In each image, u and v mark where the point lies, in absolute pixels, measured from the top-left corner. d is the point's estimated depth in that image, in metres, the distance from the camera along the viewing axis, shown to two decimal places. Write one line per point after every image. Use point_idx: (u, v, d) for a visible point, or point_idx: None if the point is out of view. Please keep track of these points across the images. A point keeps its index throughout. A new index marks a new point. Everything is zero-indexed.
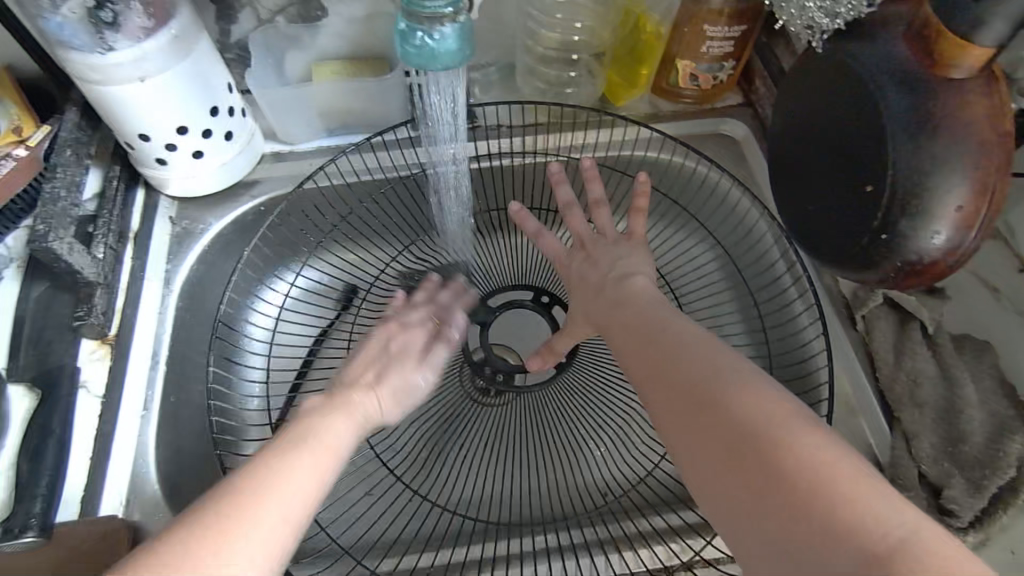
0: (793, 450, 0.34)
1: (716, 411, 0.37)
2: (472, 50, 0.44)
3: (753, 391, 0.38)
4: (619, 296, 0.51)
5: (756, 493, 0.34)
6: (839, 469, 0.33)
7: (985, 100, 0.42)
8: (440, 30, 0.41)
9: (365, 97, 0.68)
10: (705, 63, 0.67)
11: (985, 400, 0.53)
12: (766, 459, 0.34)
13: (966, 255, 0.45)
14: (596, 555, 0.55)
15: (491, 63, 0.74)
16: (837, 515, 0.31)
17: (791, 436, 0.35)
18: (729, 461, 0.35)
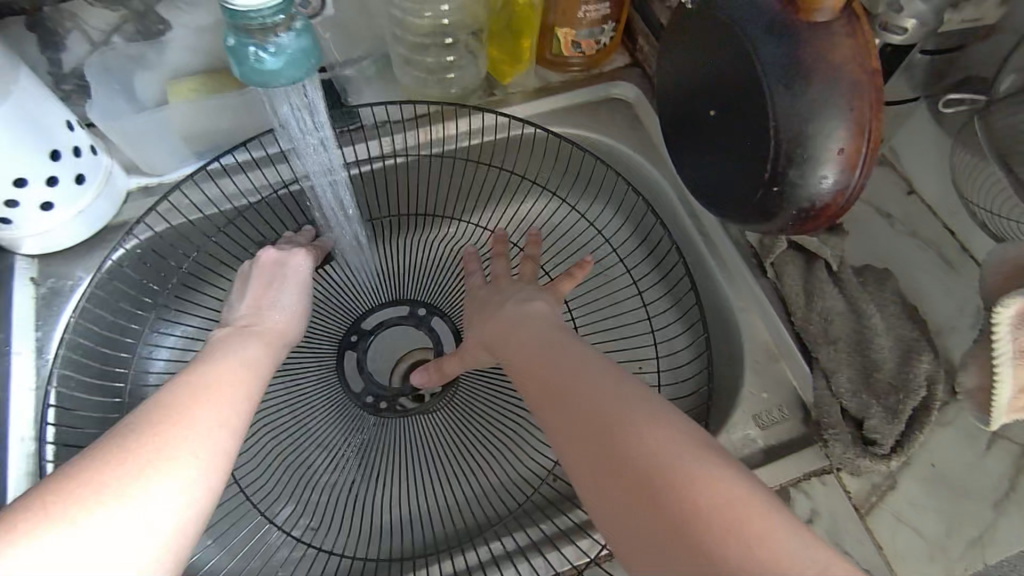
0: (706, 484, 0.31)
1: (624, 445, 0.34)
2: (319, 55, 0.40)
3: (659, 423, 0.34)
4: (520, 312, 0.50)
5: (664, 529, 0.30)
6: (718, 489, 0.30)
7: (850, 41, 0.42)
8: (275, 42, 0.37)
9: (231, 113, 0.63)
10: (585, 29, 0.65)
11: (893, 327, 0.55)
12: (650, 488, 0.32)
13: (854, 194, 0.45)
14: (507, 565, 0.52)
15: (364, 56, 0.69)
16: (741, 550, 0.28)
17: (704, 467, 0.31)
18: (632, 497, 0.32)
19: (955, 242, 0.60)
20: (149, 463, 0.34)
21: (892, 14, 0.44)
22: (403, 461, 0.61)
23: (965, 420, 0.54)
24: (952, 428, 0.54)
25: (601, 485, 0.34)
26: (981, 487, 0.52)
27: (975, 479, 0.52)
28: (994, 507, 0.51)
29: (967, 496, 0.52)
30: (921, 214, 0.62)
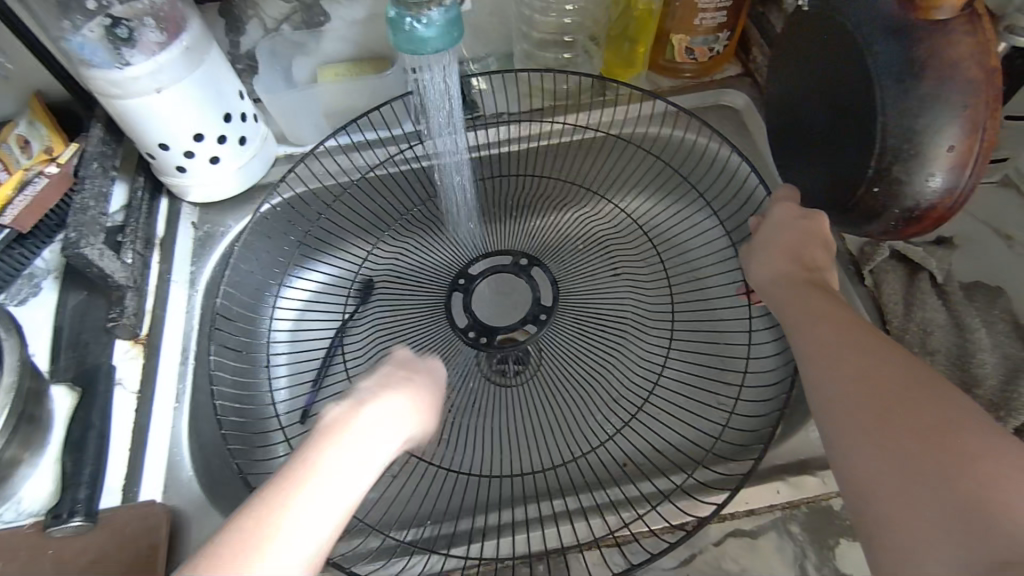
0: (967, 437, 0.32)
1: (914, 390, 0.35)
2: (461, 32, 0.45)
3: (920, 380, 0.35)
4: (812, 280, 0.49)
5: (931, 476, 0.31)
6: (1009, 474, 0.31)
7: (970, 38, 0.42)
8: (427, 15, 0.43)
9: (368, 95, 0.71)
10: (700, 36, 0.68)
11: (1000, 346, 0.54)
12: (955, 462, 0.31)
13: (963, 196, 0.45)
14: (562, 523, 0.54)
15: (489, 54, 0.75)
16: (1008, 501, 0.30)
17: (958, 417, 0.33)
18: (903, 446, 0.33)
19: None
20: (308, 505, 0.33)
21: (1018, 17, 0.45)
22: (486, 408, 0.63)
23: None
24: None
25: (880, 452, 0.34)
26: None
27: None
28: None
29: None
30: None
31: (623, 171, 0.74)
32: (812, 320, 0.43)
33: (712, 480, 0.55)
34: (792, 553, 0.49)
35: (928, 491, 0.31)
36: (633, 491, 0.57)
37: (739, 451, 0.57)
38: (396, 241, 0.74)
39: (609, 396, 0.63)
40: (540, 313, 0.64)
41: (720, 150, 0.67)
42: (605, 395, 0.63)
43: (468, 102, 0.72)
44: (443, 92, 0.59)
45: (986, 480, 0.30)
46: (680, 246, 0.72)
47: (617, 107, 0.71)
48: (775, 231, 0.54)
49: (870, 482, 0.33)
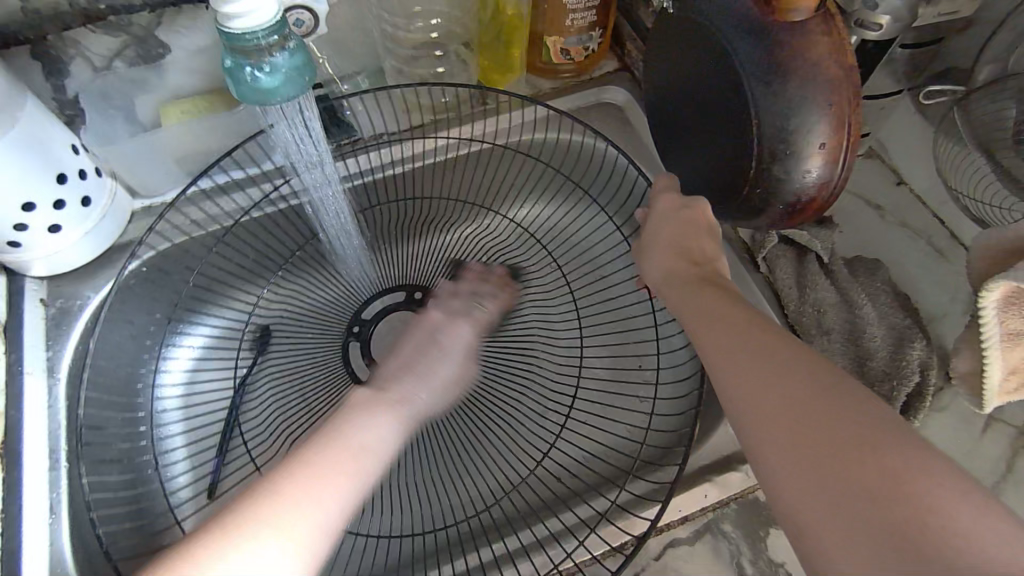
0: (894, 452, 0.31)
1: (836, 400, 0.34)
2: (310, 73, 0.43)
3: (852, 395, 0.34)
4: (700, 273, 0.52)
5: (861, 497, 0.30)
6: (941, 491, 0.29)
7: (825, 38, 0.43)
8: (268, 61, 0.41)
9: (224, 133, 0.64)
10: (573, 36, 0.66)
11: (886, 316, 0.57)
12: (883, 480, 0.30)
13: (838, 186, 0.47)
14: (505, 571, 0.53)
15: (358, 72, 0.69)
16: (944, 520, 0.28)
17: (886, 431, 0.32)
18: (830, 463, 0.32)
19: (945, 229, 0.62)
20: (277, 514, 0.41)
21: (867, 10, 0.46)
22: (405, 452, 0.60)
23: (958, 405, 0.56)
24: (945, 414, 0.55)
25: (801, 482, 0.32)
26: (979, 469, 0.53)
27: (972, 458, 0.54)
28: (992, 489, 0.53)
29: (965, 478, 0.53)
30: (911, 204, 0.64)
31: (514, 179, 0.72)
32: (722, 325, 0.43)
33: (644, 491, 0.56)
34: (729, 553, 0.51)
35: (861, 518, 0.30)
36: (569, 518, 0.56)
37: (662, 456, 0.58)
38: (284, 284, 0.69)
39: (529, 418, 0.62)
40: None
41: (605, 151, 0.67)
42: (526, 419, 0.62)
43: (342, 125, 0.66)
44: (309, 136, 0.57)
45: (918, 503, 0.29)
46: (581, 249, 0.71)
47: (499, 116, 0.69)
48: (658, 224, 0.56)
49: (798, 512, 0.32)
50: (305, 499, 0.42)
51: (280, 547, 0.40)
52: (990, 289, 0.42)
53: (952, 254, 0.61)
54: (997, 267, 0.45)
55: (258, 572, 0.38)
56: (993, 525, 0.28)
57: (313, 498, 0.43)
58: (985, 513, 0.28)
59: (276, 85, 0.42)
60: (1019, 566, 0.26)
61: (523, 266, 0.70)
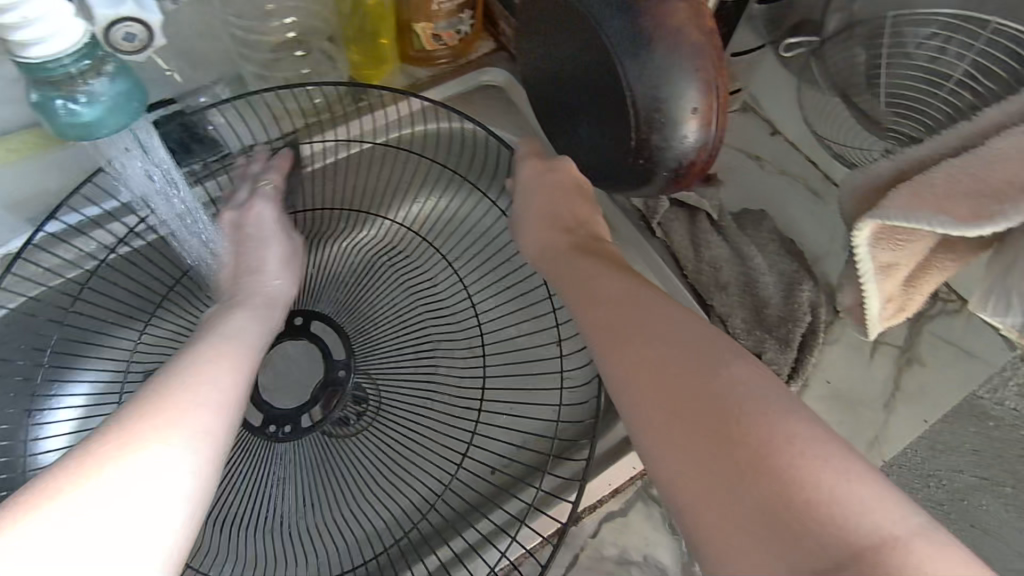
0: (777, 432, 0.32)
1: (714, 376, 0.35)
2: (135, 98, 0.43)
3: (732, 373, 0.35)
4: (579, 244, 0.55)
5: (737, 477, 0.31)
6: (811, 462, 0.31)
7: (684, 5, 0.44)
8: (83, 92, 0.40)
9: (61, 169, 0.57)
10: (442, 21, 0.64)
11: (776, 264, 0.60)
12: (760, 460, 0.31)
13: (714, 149, 0.48)
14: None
15: (216, 80, 0.63)
16: (817, 494, 0.30)
17: (770, 412, 0.33)
18: (717, 447, 0.33)
19: (818, 172, 0.66)
20: (153, 432, 0.41)
21: None
22: (333, 479, 0.60)
23: (848, 335, 0.60)
24: (838, 345, 0.59)
25: (685, 458, 0.33)
26: (872, 393, 0.58)
27: (865, 384, 0.58)
28: (884, 409, 0.57)
29: (860, 401, 0.58)
30: (786, 152, 0.67)
31: (400, 176, 0.68)
32: (614, 301, 0.43)
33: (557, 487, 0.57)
34: (661, 516, 0.53)
35: (739, 491, 0.31)
36: (487, 525, 0.57)
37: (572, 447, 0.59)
38: (165, 325, 0.63)
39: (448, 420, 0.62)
40: (338, 368, 0.61)
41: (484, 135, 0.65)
42: (438, 429, 0.62)
43: (209, 141, 0.62)
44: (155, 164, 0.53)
45: (790, 476, 0.31)
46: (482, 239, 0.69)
47: (374, 113, 0.65)
48: (529, 193, 0.59)
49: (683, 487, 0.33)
50: (199, 416, 0.43)
51: (171, 465, 0.40)
52: (862, 228, 0.45)
53: (826, 196, 0.65)
54: (863, 207, 0.48)
55: (149, 476, 0.39)
56: (858, 493, 0.30)
57: (207, 397, 0.45)
58: (849, 479, 0.30)
59: (97, 115, 0.41)
60: (880, 530, 0.29)
61: (417, 268, 0.68)
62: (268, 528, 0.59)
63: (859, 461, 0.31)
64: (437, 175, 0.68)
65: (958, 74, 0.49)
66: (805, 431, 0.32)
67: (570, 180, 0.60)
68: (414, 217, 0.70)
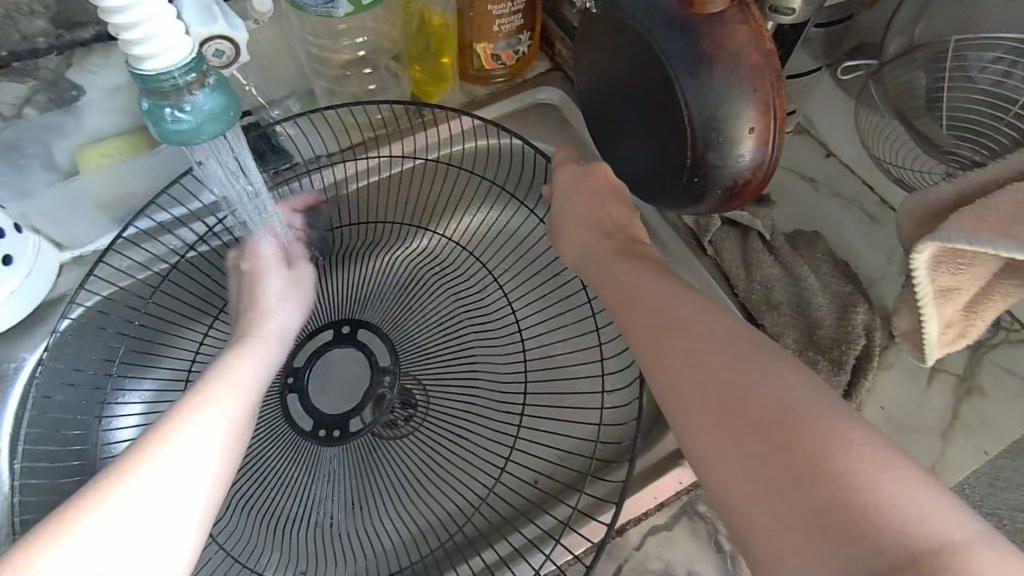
0: (828, 432, 0.32)
1: (760, 379, 0.35)
2: (233, 110, 0.45)
3: (781, 378, 0.35)
4: (617, 245, 0.55)
5: (791, 478, 0.32)
6: (861, 464, 0.31)
7: (745, 26, 0.44)
8: (189, 102, 0.43)
9: (149, 175, 0.62)
10: (502, 41, 0.67)
11: (829, 285, 0.60)
12: (807, 459, 0.32)
13: (770, 168, 0.48)
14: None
15: (289, 95, 0.68)
16: (874, 498, 0.30)
17: (823, 413, 0.33)
18: (768, 450, 0.33)
19: (875, 195, 0.66)
20: (182, 440, 0.44)
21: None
22: (377, 481, 0.62)
23: (904, 360, 0.58)
24: (893, 370, 0.58)
25: (731, 465, 0.34)
26: (929, 421, 0.56)
27: (922, 411, 0.57)
28: (942, 438, 0.56)
29: (917, 429, 0.56)
30: (841, 174, 0.67)
31: (451, 189, 0.70)
32: (658, 311, 0.44)
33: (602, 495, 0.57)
34: (706, 532, 0.53)
35: (794, 492, 0.31)
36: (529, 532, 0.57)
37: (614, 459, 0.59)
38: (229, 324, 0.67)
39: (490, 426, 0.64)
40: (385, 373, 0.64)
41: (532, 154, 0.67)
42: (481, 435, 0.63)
43: (279, 152, 0.65)
44: (233, 173, 0.56)
45: (841, 482, 0.30)
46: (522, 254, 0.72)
47: (432, 128, 0.68)
48: (566, 198, 0.61)
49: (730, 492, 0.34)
50: (224, 425, 0.47)
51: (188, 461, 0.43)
52: (921, 251, 0.44)
53: (883, 219, 0.64)
54: (923, 229, 0.48)
55: (169, 480, 0.41)
56: (925, 503, 0.30)
57: (233, 414, 0.48)
58: (903, 482, 0.30)
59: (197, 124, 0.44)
60: (945, 540, 0.29)
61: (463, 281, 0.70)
62: (314, 529, 0.60)
63: (916, 468, 0.31)
64: (487, 191, 0.71)
65: (1022, 100, 0.48)
66: (849, 432, 0.32)
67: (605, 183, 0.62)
68: (462, 229, 0.73)
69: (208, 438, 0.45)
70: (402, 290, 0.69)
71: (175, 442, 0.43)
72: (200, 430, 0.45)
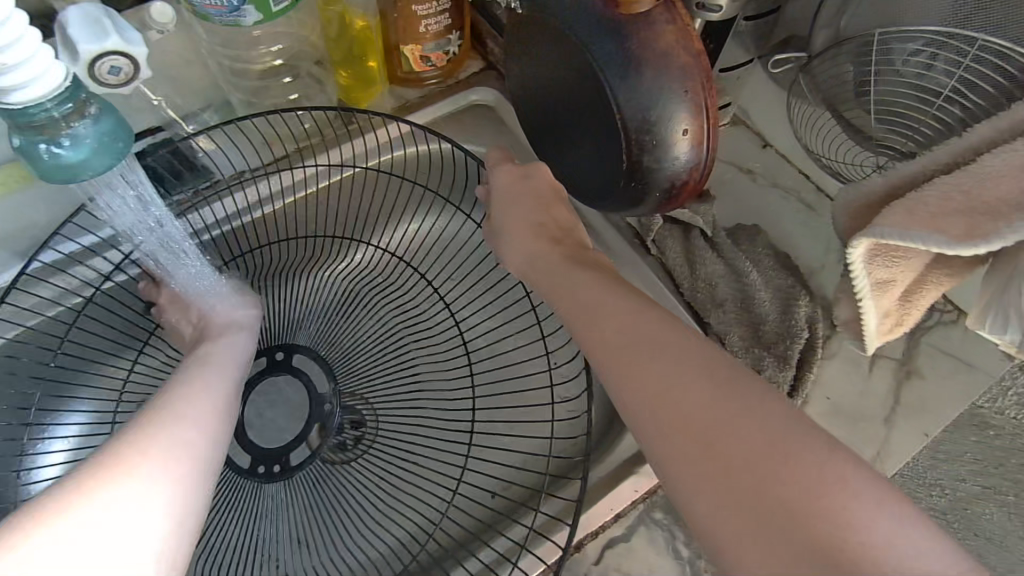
0: (790, 455, 0.33)
1: (715, 395, 0.36)
2: (123, 140, 0.42)
3: (734, 396, 0.36)
4: (565, 253, 0.54)
5: (756, 504, 0.32)
6: (849, 496, 0.31)
7: (671, 27, 0.43)
8: (68, 135, 0.39)
9: (50, 204, 0.57)
10: (430, 42, 0.64)
11: (771, 279, 0.60)
12: (777, 487, 0.32)
13: (707, 168, 0.47)
14: None
15: (205, 107, 0.63)
16: (836, 522, 0.31)
17: (781, 434, 0.34)
18: (733, 475, 0.33)
19: (811, 185, 0.66)
20: (123, 483, 0.39)
21: None
22: (330, 510, 0.60)
23: (846, 349, 0.59)
24: (836, 360, 0.59)
25: (721, 498, 0.33)
26: (872, 408, 0.57)
27: (866, 398, 0.58)
28: (885, 423, 0.57)
29: (861, 416, 0.57)
30: (778, 165, 0.67)
31: (384, 200, 0.67)
32: (609, 330, 0.43)
33: (558, 511, 0.55)
34: (663, 540, 0.52)
35: (766, 516, 0.32)
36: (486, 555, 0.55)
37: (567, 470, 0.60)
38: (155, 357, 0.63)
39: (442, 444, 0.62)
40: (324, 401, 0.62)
41: (463, 157, 0.65)
42: (434, 452, 0.62)
43: (197, 169, 0.61)
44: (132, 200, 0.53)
45: (839, 519, 0.31)
46: (466, 263, 0.70)
47: (358, 139, 0.65)
48: (507, 202, 0.59)
49: (719, 527, 0.33)
50: (175, 467, 0.42)
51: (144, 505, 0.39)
52: (856, 247, 0.44)
53: (819, 208, 0.65)
54: (857, 222, 0.48)
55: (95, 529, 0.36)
56: (878, 520, 0.31)
57: (184, 458, 0.43)
58: (880, 510, 0.31)
59: (81, 159, 0.41)
60: (915, 563, 0.30)
61: (403, 295, 0.69)
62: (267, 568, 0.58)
63: (886, 489, 0.32)
64: (422, 198, 0.68)
65: (949, 91, 0.49)
66: (833, 459, 0.33)
67: (544, 185, 0.61)
68: (402, 240, 0.70)
69: (159, 498, 0.40)
70: (339, 309, 0.67)
71: (114, 483, 0.39)
72: (140, 476, 0.40)
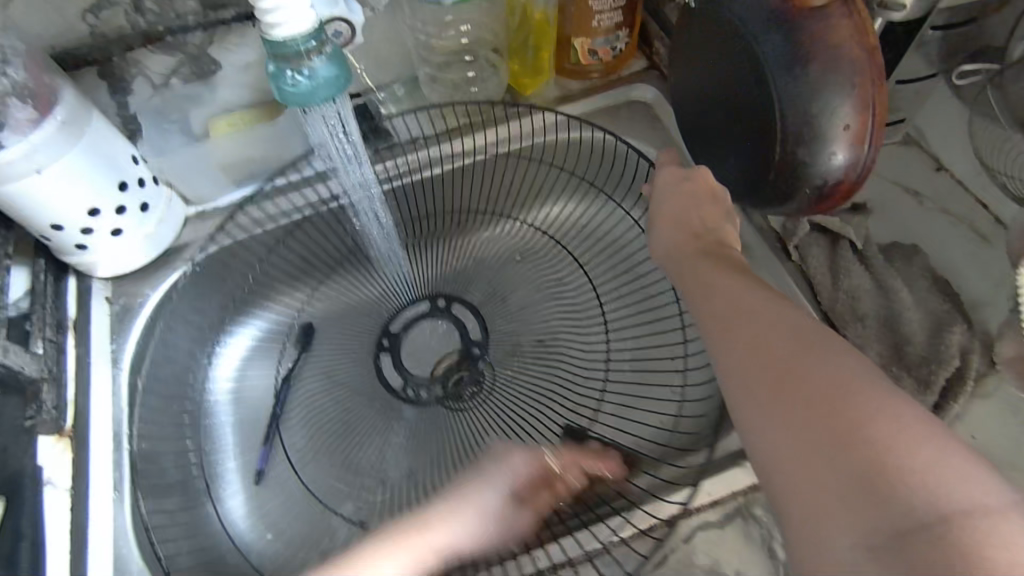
0: (885, 420, 0.31)
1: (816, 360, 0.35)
2: (343, 76, 0.50)
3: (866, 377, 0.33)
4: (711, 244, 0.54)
5: (855, 464, 0.30)
6: (899, 422, 0.30)
7: (847, 22, 0.43)
8: (308, 66, 0.48)
9: (264, 145, 0.70)
10: (600, 37, 0.68)
11: (923, 302, 0.56)
12: (875, 456, 0.30)
13: (866, 170, 0.46)
14: (563, 538, 0.55)
15: (394, 80, 0.73)
16: (930, 497, 0.28)
17: (889, 407, 0.31)
18: (833, 440, 0.31)
19: (987, 214, 0.61)
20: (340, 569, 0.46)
21: None
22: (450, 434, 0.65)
23: (1005, 391, 0.53)
24: (990, 400, 0.53)
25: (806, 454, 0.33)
26: None
27: None
28: None
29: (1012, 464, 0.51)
30: (949, 190, 0.63)
31: (538, 179, 0.73)
32: (736, 299, 0.43)
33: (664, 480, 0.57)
34: (759, 536, 0.52)
35: (859, 473, 0.30)
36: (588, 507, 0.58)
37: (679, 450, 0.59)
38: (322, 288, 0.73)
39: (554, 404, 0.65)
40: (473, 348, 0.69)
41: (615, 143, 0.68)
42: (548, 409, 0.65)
43: (378, 132, 0.70)
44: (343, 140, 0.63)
45: (942, 500, 0.28)
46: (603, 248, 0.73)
47: (524, 119, 0.70)
48: (661, 196, 0.59)
49: (789, 472, 0.33)
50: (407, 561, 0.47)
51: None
52: None
53: (993, 239, 0.60)
54: None
55: None
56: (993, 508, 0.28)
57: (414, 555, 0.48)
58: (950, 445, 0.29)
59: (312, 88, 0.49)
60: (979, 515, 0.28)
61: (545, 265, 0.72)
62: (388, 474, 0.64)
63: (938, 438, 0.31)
64: (569, 180, 0.73)
65: None
66: (873, 389, 0.32)
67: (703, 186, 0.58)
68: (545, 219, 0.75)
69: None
70: None
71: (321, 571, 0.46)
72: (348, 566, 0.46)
